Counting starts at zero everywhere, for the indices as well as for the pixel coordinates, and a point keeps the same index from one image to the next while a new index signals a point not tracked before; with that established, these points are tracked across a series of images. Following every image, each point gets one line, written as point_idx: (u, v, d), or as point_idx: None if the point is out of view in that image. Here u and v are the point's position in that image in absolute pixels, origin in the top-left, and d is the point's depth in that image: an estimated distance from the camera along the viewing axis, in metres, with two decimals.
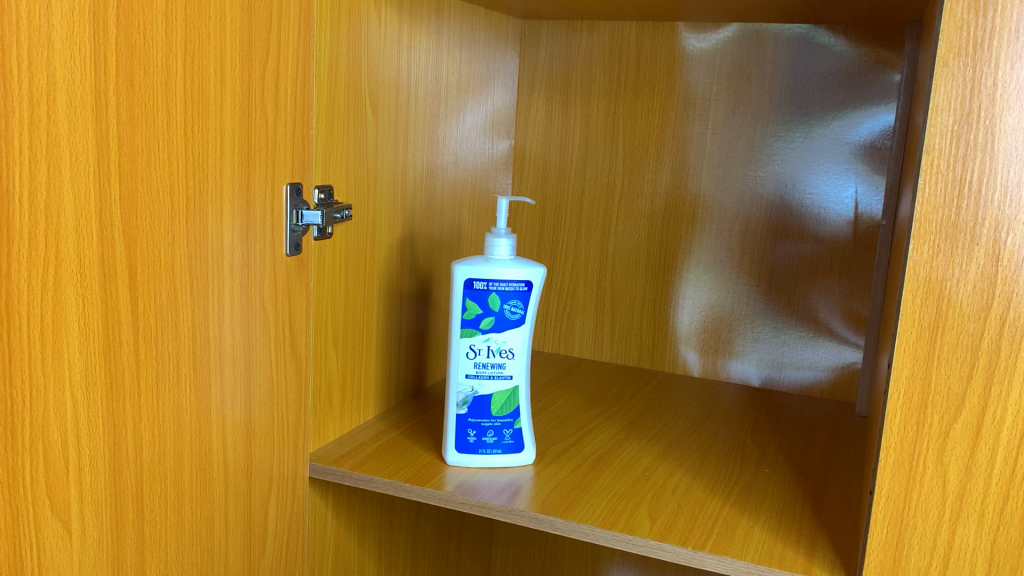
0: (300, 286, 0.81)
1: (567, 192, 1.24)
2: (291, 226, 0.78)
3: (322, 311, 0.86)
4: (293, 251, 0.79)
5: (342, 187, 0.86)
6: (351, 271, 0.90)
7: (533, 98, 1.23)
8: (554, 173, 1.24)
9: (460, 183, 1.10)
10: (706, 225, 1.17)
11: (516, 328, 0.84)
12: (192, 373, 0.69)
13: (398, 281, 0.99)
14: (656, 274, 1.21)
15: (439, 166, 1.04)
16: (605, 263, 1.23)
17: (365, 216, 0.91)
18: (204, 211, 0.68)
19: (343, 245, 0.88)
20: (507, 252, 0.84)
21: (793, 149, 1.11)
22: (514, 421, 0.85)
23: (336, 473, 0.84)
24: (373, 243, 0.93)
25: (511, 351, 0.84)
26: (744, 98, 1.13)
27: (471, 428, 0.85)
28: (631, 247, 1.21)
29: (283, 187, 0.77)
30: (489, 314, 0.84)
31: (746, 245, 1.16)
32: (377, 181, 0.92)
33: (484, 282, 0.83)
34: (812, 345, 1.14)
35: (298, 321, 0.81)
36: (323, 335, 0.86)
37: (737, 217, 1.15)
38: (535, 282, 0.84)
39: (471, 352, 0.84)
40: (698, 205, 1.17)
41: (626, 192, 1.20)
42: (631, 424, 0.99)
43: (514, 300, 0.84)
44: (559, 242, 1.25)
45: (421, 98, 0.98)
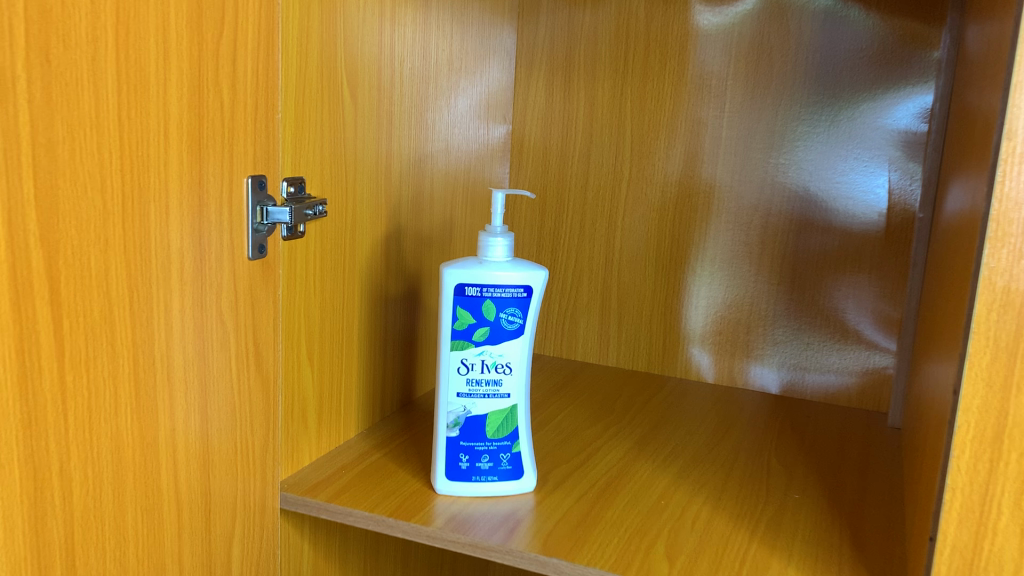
0: (267, 294, 0.70)
1: (569, 181, 1.13)
2: (255, 225, 0.68)
3: (294, 321, 0.75)
4: (258, 253, 0.69)
5: (316, 179, 0.76)
6: (328, 274, 0.79)
7: (532, 78, 1.12)
8: (555, 160, 1.13)
9: (453, 173, 0.99)
10: (721, 218, 1.07)
11: (514, 340, 0.74)
12: (133, 400, 0.59)
13: (383, 283, 0.88)
14: (667, 272, 1.10)
15: (429, 154, 0.94)
16: (611, 259, 1.13)
17: (344, 212, 0.80)
18: (145, 210, 0.58)
19: (318, 245, 0.77)
20: (504, 253, 0.74)
21: (818, 135, 1.01)
22: (512, 445, 0.75)
23: (310, 506, 0.74)
24: (354, 241, 0.83)
25: (508, 366, 0.74)
26: (763, 78, 1.02)
27: (463, 453, 0.75)
28: (640, 241, 1.11)
29: (244, 180, 0.67)
30: (482, 325, 0.73)
31: (766, 240, 1.05)
32: (357, 171, 0.82)
33: (477, 287, 0.73)
34: (838, 348, 1.04)
35: (265, 333, 0.71)
36: (295, 347, 0.76)
37: (755, 209, 1.05)
38: (535, 287, 0.73)
39: (463, 368, 0.73)
40: (712, 196, 1.07)
41: (635, 182, 1.10)
42: (641, 441, 0.89)
43: (512, 308, 0.73)
44: (560, 236, 1.15)
45: (406, 78, 0.87)
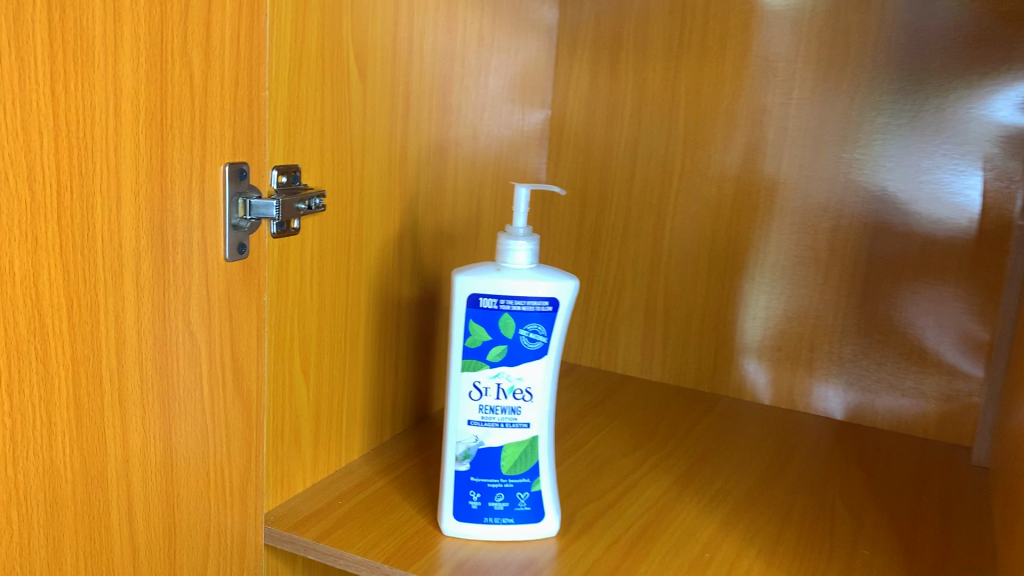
0: (248, 301, 0.61)
1: (613, 174, 1.02)
2: (234, 221, 0.58)
3: (285, 332, 0.66)
4: (238, 253, 0.59)
5: (315, 168, 0.66)
6: (327, 277, 0.69)
7: (575, 59, 1.01)
8: (599, 150, 1.02)
9: (481, 163, 0.89)
10: (784, 220, 0.95)
11: (537, 362, 0.63)
12: (73, 428, 0.49)
13: (396, 286, 0.78)
14: (721, 278, 0.98)
15: (454, 141, 0.83)
16: (658, 262, 1.01)
17: (348, 206, 0.70)
18: (89, 203, 0.48)
19: (316, 244, 0.67)
20: (527, 259, 0.63)
21: (900, 127, 0.88)
22: (531, 483, 0.64)
23: (296, 544, 0.65)
24: (361, 240, 0.73)
25: (528, 391, 0.63)
26: (838, 60, 0.89)
27: (474, 490, 0.64)
28: (691, 243, 0.99)
29: (222, 167, 0.56)
30: (498, 342, 0.62)
31: (835, 246, 0.93)
32: (366, 160, 0.71)
33: (493, 299, 0.62)
34: (915, 370, 0.91)
35: (244, 347, 0.61)
36: (285, 361, 0.66)
37: (825, 209, 0.93)
38: (562, 300, 0.62)
39: (475, 392, 0.63)
40: (775, 194, 0.95)
41: (687, 176, 0.98)
42: (683, 477, 0.78)
43: (534, 324, 0.62)
44: (602, 235, 1.04)
45: (427, 54, 0.77)
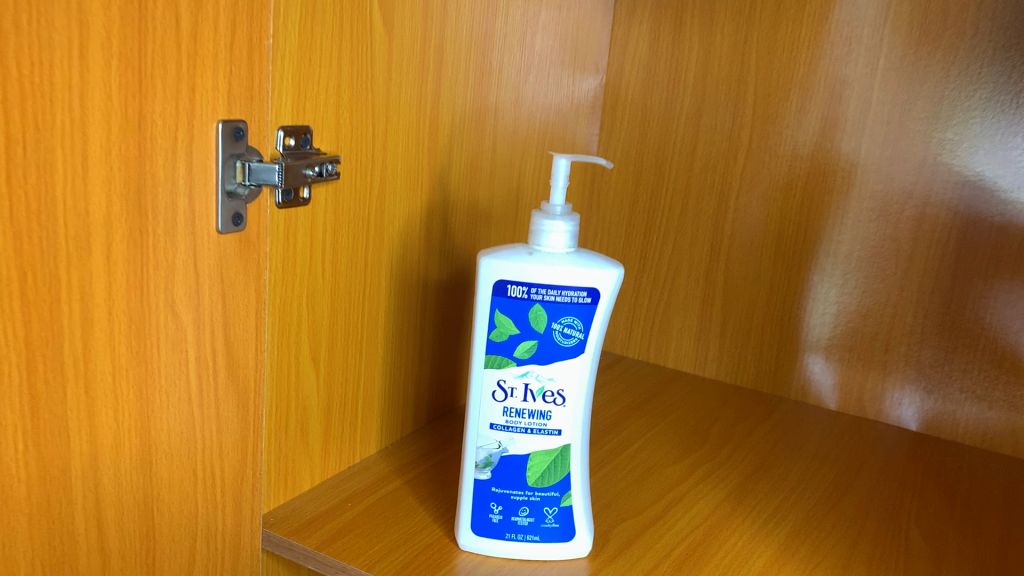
0: (245, 279, 0.53)
1: (672, 149, 0.92)
2: (230, 187, 0.51)
3: (289, 315, 0.58)
4: (234, 224, 0.51)
5: (330, 131, 0.58)
6: (342, 255, 0.62)
7: (635, 20, 0.91)
8: (657, 122, 0.92)
9: (525, 132, 0.80)
10: (861, 206, 0.84)
11: (571, 360, 0.55)
12: (27, 421, 0.43)
13: (421, 267, 0.70)
14: (787, 268, 0.89)
15: (494, 106, 0.75)
16: (718, 247, 0.92)
17: (367, 175, 0.62)
18: (47, 162, 0.41)
19: (328, 217, 0.60)
20: (565, 242, 0.55)
21: (1002, 104, 0.77)
22: (560, 497, 0.56)
23: (295, 551, 0.58)
24: (381, 214, 0.65)
25: (561, 394, 0.55)
26: (933, 27, 0.79)
27: (495, 502, 0.56)
28: (756, 228, 0.90)
29: (215, 125, 0.49)
30: (528, 337, 0.54)
31: (919, 237, 0.82)
32: (390, 125, 0.63)
33: (523, 288, 0.54)
34: (1006, 381, 0.81)
35: (240, 330, 0.54)
36: (289, 348, 0.59)
37: (909, 196, 0.82)
38: (603, 291, 0.54)
39: (500, 393, 0.55)
40: (853, 177, 0.84)
41: (755, 154, 0.88)
42: (735, 493, 0.69)
43: (570, 317, 0.54)
44: (657, 215, 0.95)
45: (466, 7, 0.68)
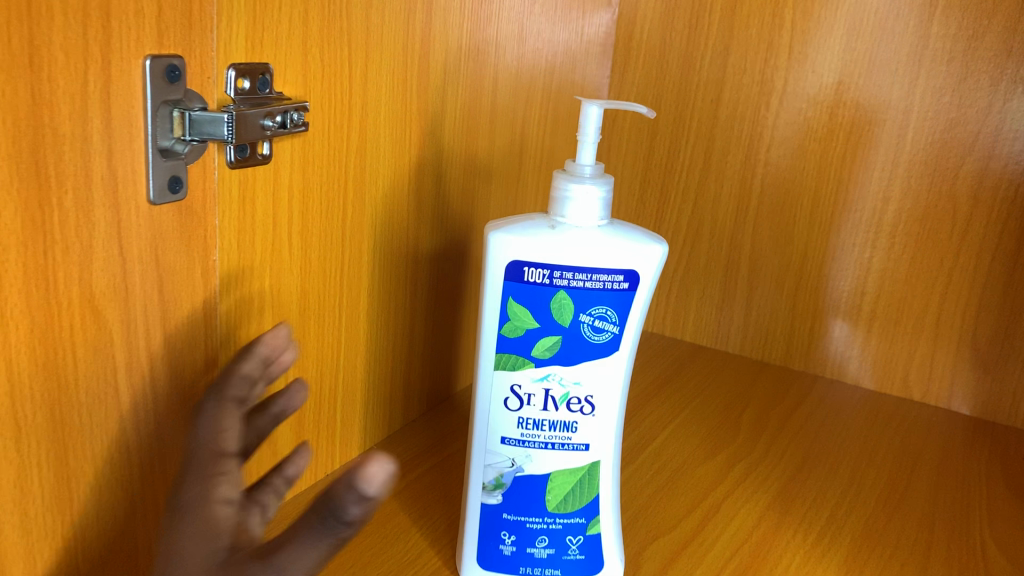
0: (188, 261, 0.42)
1: (694, 94, 0.81)
2: (164, 143, 0.39)
3: (247, 302, 0.47)
4: (171, 191, 0.39)
5: (295, 72, 0.46)
6: (313, 226, 0.50)
7: None
8: (677, 63, 0.80)
9: (530, 73, 0.68)
10: (913, 161, 0.73)
11: (603, 360, 0.44)
12: None
13: (410, 237, 0.59)
14: (824, 230, 0.78)
15: (494, 42, 0.62)
16: (745, 206, 0.81)
17: (344, 127, 0.51)
18: None
19: (295, 181, 0.48)
20: (600, 212, 0.44)
21: None
22: (587, 525, 0.46)
23: None
24: (362, 175, 0.53)
25: (589, 401, 0.45)
26: None
27: (506, 532, 0.46)
28: (789, 185, 0.79)
29: (142, 62, 0.37)
30: (550, 332, 0.43)
31: (980, 195, 0.72)
32: (371, 64, 0.51)
33: (545, 271, 0.43)
34: None
35: (184, 326, 0.42)
36: (248, 342, 0.48)
37: (971, 148, 0.71)
38: (645, 274, 0.44)
39: (515, 400, 0.44)
40: (906, 125, 0.73)
41: (790, 99, 0.77)
42: (780, 500, 0.59)
43: (603, 308, 0.44)
44: (675, 170, 0.83)
45: None
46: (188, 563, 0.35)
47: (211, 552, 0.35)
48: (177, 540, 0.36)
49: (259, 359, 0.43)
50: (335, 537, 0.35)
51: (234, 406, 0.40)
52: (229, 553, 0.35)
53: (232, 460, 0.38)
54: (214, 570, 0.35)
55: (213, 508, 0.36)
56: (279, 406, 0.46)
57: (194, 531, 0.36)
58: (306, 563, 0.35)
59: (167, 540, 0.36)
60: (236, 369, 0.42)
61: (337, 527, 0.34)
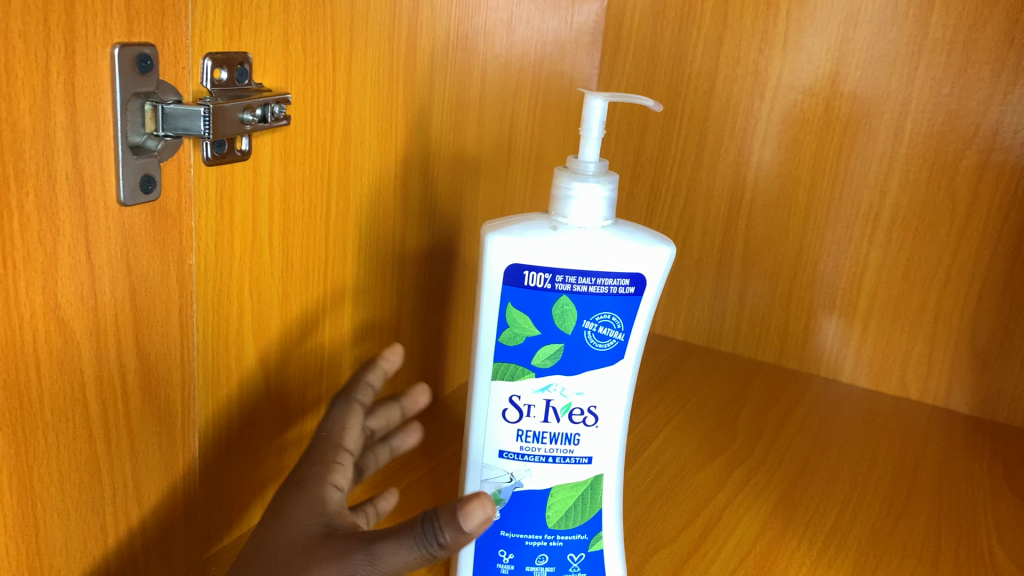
0: (163, 267, 0.39)
1: (685, 85, 0.78)
2: (135, 139, 0.36)
3: (226, 308, 0.44)
4: (143, 192, 0.36)
5: (276, 62, 0.43)
6: (294, 227, 0.47)
7: None
8: (668, 53, 0.78)
9: (519, 63, 0.65)
10: (911, 154, 0.72)
11: (606, 368, 0.45)
12: None
13: (396, 236, 0.56)
14: (820, 226, 0.76)
15: (483, 31, 0.60)
16: (738, 201, 0.79)
17: (327, 121, 0.48)
18: None
19: (276, 179, 0.45)
20: (604, 212, 0.44)
21: None
22: (588, 541, 0.47)
23: None
24: (346, 171, 0.50)
25: (592, 412, 0.45)
26: None
27: (504, 550, 0.46)
28: (783, 180, 0.77)
29: (109, 51, 0.34)
30: (552, 340, 0.44)
31: (980, 190, 0.70)
32: (355, 54, 0.48)
33: (546, 276, 0.43)
34: None
35: (159, 337, 0.39)
36: (227, 350, 0.45)
37: (971, 141, 0.69)
38: (650, 277, 0.44)
39: (515, 411, 0.45)
40: (904, 118, 0.71)
41: (785, 90, 0.75)
42: (783, 507, 0.57)
43: (607, 314, 0.44)
44: (666, 164, 0.81)
45: None
46: (300, 517, 0.40)
47: (315, 523, 0.39)
48: (289, 506, 0.40)
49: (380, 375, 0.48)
50: (427, 544, 0.36)
51: (359, 409, 0.46)
52: (327, 529, 0.39)
53: (347, 453, 0.44)
54: (313, 534, 0.39)
55: (326, 488, 0.41)
56: (397, 441, 0.49)
57: (306, 501, 0.40)
58: (399, 560, 0.36)
59: (280, 505, 0.40)
60: (362, 380, 0.48)
61: (433, 542, 0.36)
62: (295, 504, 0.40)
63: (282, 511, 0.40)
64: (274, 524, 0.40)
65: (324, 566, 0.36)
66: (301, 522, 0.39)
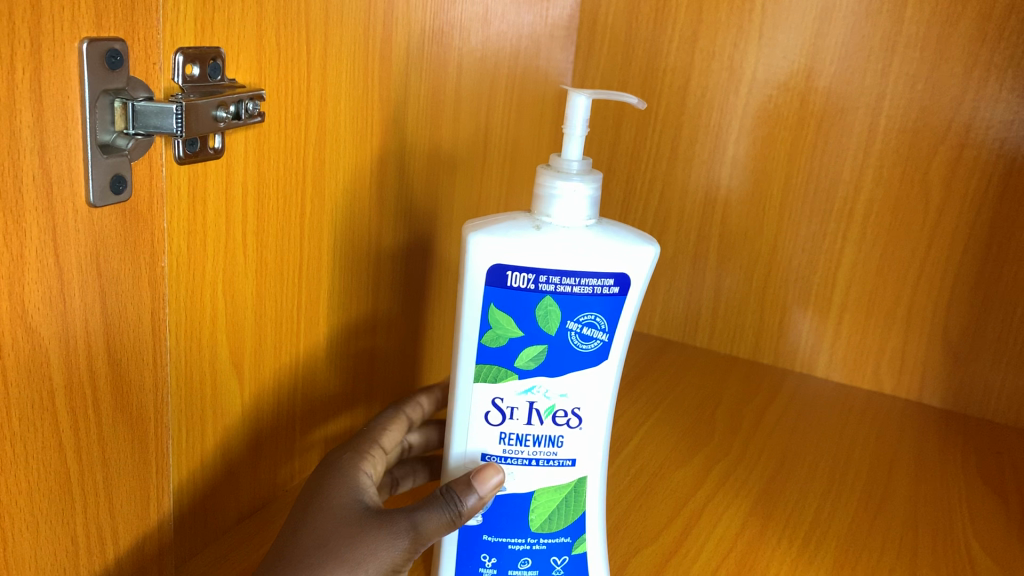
0: (135, 270, 0.37)
1: (660, 80, 0.78)
2: (106, 138, 0.34)
3: (200, 312, 0.43)
4: (114, 193, 0.35)
5: (249, 58, 0.42)
6: (269, 227, 0.46)
7: None
8: (643, 48, 0.78)
9: (494, 57, 0.64)
10: (885, 149, 0.72)
11: (590, 368, 0.45)
12: None
13: (372, 235, 0.55)
14: (795, 221, 0.76)
15: (458, 25, 0.59)
16: (713, 196, 0.79)
17: (301, 118, 0.47)
18: None
19: (250, 179, 0.44)
20: (587, 211, 0.44)
21: None
22: (572, 544, 0.47)
23: None
24: (321, 169, 0.49)
25: (576, 413, 0.45)
26: None
27: (487, 554, 0.46)
28: (758, 175, 0.76)
29: (78, 46, 0.32)
30: (536, 341, 0.44)
31: (953, 185, 0.70)
32: (330, 49, 0.47)
33: (529, 276, 0.43)
34: None
35: (130, 342, 0.38)
36: (201, 354, 0.44)
37: (944, 137, 0.70)
38: (635, 277, 0.44)
39: (498, 413, 0.44)
40: (878, 113, 0.71)
41: (760, 85, 0.74)
42: (762, 504, 0.57)
43: (591, 314, 0.44)
44: (641, 159, 0.81)
45: None
46: (341, 492, 0.43)
47: (354, 499, 0.43)
48: (327, 485, 0.43)
49: (435, 400, 0.54)
50: (453, 511, 0.41)
51: (404, 420, 0.51)
52: (366, 505, 0.43)
53: (381, 449, 0.48)
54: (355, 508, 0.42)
55: (361, 473, 0.45)
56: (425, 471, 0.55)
57: (343, 479, 0.44)
58: (433, 526, 0.41)
59: (318, 482, 0.44)
60: (416, 398, 0.53)
61: (455, 510, 0.42)
62: (332, 482, 0.44)
63: (320, 487, 0.43)
64: (312, 499, 0.43)
65: (374, 533, 0.40)
66: (340, 497, 0.43)
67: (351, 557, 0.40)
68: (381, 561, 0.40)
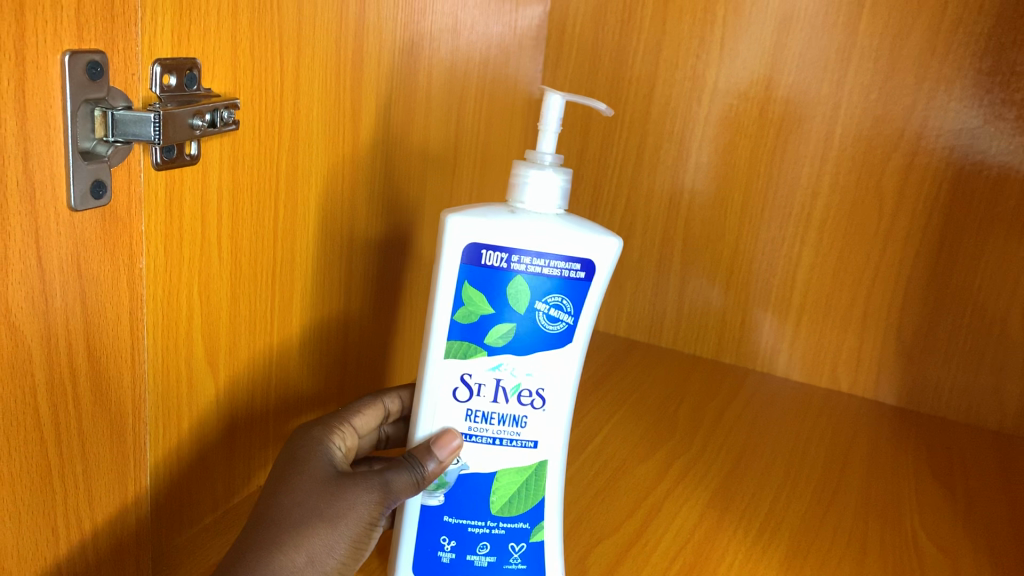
0: (113, 271, 0.39)
1: (626, 88, 0.80)
2: (87, 144, 0.36)
3: (176, 311, 0.44)
4: (94, 197, 0.37)
5: (224, 68, 0.44)
6: (243, 230, 0.48)
7: None
8: (609, 57, 0.80)
9: (464, 66, 0.66)
10: (842, 156, 0.74)
11: (554, 351, 0.47)
12: None
13: (343, 239, 0.57)
14: (756, 225, 0.79)
15: (428, 35, 0.61)
16: (677, 201, 0.81)
17: (274, 126, 0.48)
18: None
19: (225, 183, 0.46)
20: (558, 200, 0.47)
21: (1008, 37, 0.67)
22: (530, 531, 0.49)
23: None
24: (294, 174, 0.51)
25: (540, 395, 0.47)
26: None
27: (446, 537, 0.48)
28: (720, 181, 0.79)
29: (60, 58, 0.34)
30: (505, 320, 0.46)
31: (906, 191, 0.73)
32: (303, 59, 0.49)
33: (502, 255, 0.45)
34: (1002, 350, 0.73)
35: (109, 340, 0.40)
36: (178, 352, 0.45)
37: (896, 145, 0.73)
38: (600, 265, 0.47)
39: (467, 390, 0.47)
40: (834, 121, 0.74)
41: (722, 94, 0.77)
42: (720, 497, 0.60)
43: (558, 297, 0.47)
44: (608, 165, 0.83)
45: None
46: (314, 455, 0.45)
47: (328, 462, 0.45)
48: (299, 450, 0.45)
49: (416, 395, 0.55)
50: (419, 474, 0.44)
51: (380, 408, 0.53)
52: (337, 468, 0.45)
53: (351, 426, 0.50)
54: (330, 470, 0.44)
55: (332, 442, 0.47)
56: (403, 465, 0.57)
57: (318, 443, 0.46)
58: (401, 485, 0.44)
59: (291, 447, 0.45)
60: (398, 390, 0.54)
61: (420, 472, 0.45)
62: (305, 446, 0.45)
63: (294, 452, 0.45)
64: (285, 463, 0.45)
65: (350, 492, 0.43)
66: (313, 459, 0.45)
67: (332, 513, 0.43)
68: (358, 517, 0.43)
